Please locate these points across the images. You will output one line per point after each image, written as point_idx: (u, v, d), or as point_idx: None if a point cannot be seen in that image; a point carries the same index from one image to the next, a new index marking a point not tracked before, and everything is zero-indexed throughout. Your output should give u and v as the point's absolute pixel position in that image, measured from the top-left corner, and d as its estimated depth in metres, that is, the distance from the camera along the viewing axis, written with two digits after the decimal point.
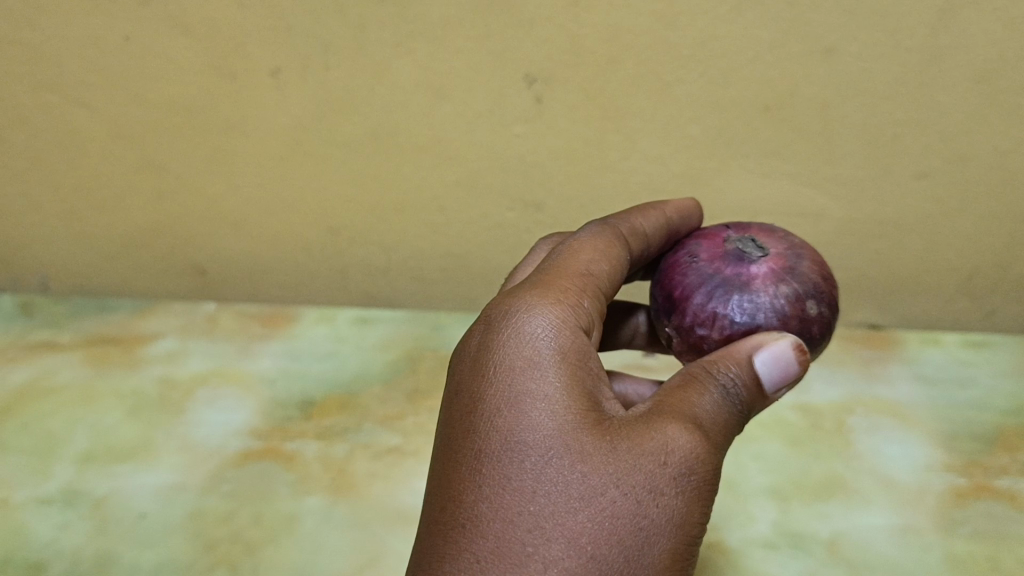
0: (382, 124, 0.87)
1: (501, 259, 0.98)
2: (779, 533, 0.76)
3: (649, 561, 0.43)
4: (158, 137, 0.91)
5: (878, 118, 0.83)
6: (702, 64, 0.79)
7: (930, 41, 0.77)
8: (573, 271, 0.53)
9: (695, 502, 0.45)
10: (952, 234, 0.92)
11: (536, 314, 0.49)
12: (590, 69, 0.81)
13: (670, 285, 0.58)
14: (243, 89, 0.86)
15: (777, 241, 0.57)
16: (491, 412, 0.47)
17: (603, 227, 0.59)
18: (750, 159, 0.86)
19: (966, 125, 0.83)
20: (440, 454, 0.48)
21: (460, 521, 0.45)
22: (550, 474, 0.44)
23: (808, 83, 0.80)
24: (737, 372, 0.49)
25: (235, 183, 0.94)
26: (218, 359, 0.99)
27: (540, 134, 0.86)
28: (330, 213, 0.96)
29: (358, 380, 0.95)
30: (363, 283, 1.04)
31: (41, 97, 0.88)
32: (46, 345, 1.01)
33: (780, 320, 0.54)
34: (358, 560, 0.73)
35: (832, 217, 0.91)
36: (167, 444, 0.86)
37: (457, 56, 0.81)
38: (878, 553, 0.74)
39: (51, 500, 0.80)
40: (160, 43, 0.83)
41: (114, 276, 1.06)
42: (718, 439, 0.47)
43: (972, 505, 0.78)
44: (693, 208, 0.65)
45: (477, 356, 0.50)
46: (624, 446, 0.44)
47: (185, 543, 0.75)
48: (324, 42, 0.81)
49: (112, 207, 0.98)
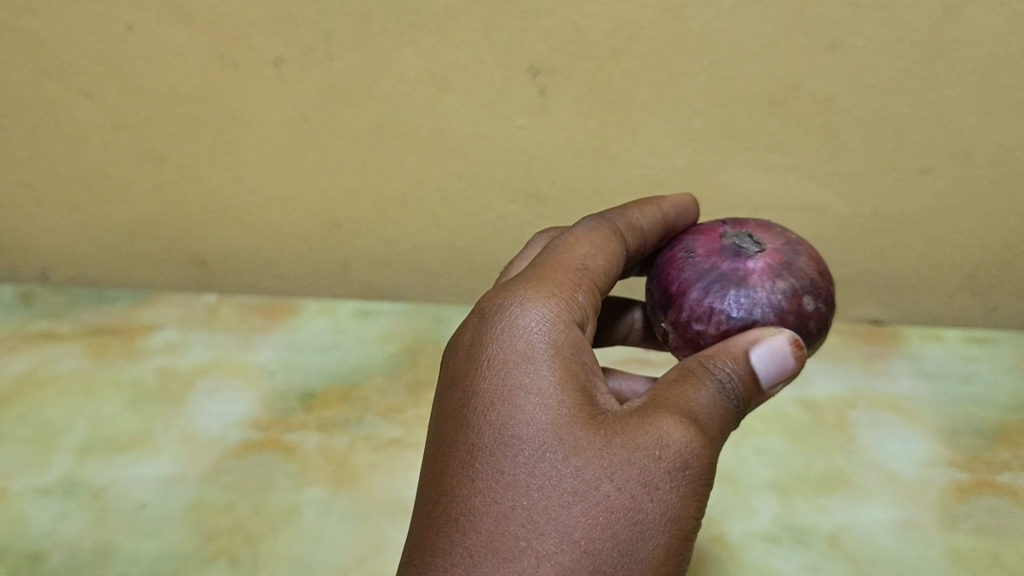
0: (383, 116, 0.87)
1: (501, 251, 0.98)
2: (779, 528, 0.75)
3: (643, 556, 0.43)
4: (159, 127, 0.91)
5: (881, 112, 0.82)
6: (706, 57, 0.79)
7: (935, 35, 0.76)
8: (568, 265, 0.53)
9: (690, 497, 0.44)
10: (954, 230, 0.91)
11: (531, 307, 0.49)
12: (593, 61, 0.80)
13: (667, 280, 0.58)
14: (245, 79, 0.85)
15: (774, 237, 0.57)
16: (485, 406, 0.47)
17: (600, 221, 0.58)
18: (753, 153, 0.86)
19: (970, 120, 0.82)
20: (434, 448, 0.48)
21: (453, 516, 0.44)
22: (543, 469, 0.44)
23: (813, 77, 0.80)
24: (733, 367, 0.48)
25: (236, 174, 0.94)
26: (218, 351, 0.98)
27: (542, 127, 0.86)
28: (331, 204, 0.96)
29: (357, 372, 0.94)
30: (364, 276, 1.04)
31: (42, 86, 0.88)
32: (45, 335, 1.01)
33: (777, 315, 0.53)
34: (358, 552, 0.73)
35: (834, 212, 0.90)
36: (166, 435, 0.86)
37: (459, 47, 0.81)
38: (879, 548, 0.73)
39: (50, 491, 0.80)
40: (162, 33, 0.83)
41: (114, 267, 1.06)
42: (714, 433, 0.47)
43: (974, 500, 0.78)
44: (690, 203, 0.65)
45: (471, 350, 0.49)
46: (618, 441, 0.44)
47: (185, 534, 0.75)
48: (326, 33, 0.81)
49: (113, 198, 0.98)
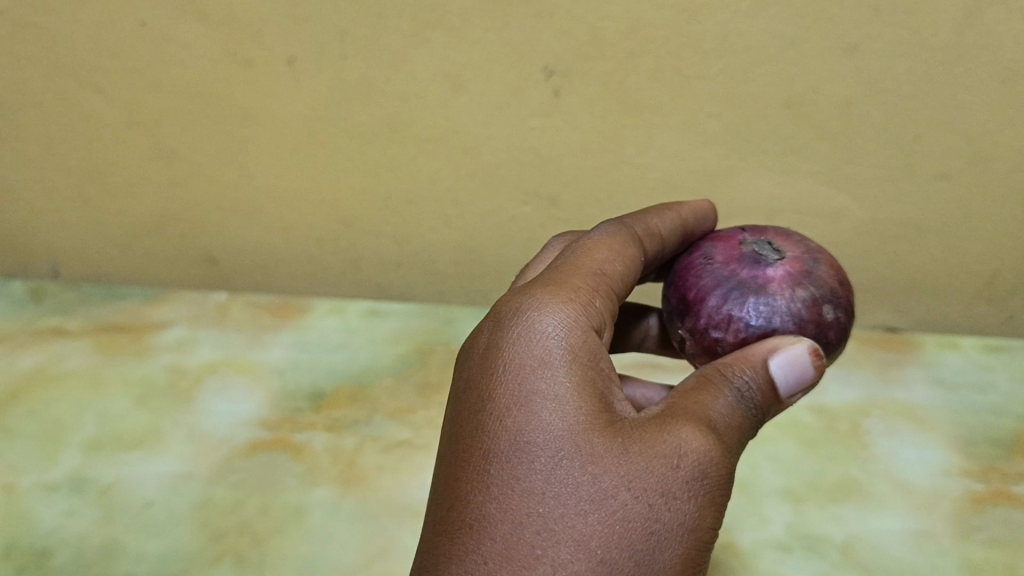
0: (397, 116, 0.86)
1: (513, 253, 0.97)
2: (792, 536, 0.75)
3: (660, 566, 0.42)
4: (170, 124, 0.90)
5: (900, 118, 0.81)
6: (723, 59, 0.78)
7: (956, 39, 0.75)
8: (585, 270, 0.52)
9: (708, 507, 0.44)
10: (972, 237, 0.90)
11: (547, 312, 0.48)
12: (609, 62, 0.80)
13: (684, 286, 0.57)
14: (258, 76, 0.85)
15: (793, 245, 0.56)
16: (501, 411, 0.46)
17: (618, 226, 0.57)
18: (769, 157, 0.85)
19: (990, 126, 0.81)
20: (448, 453, 0.47)
21: (468, 522, 0.44)
22: (560, 475, 0.43)
23: (831, 81, 0.79)
24: (751, 375, 0.48)
25: (248, 173, 0.94)
26: (228, 350, 0.98)
27: (556, 128, 0.85)
28: (343, 204, 0.95)
29: (368, 372, 0.94)
30: (375, 276, 1.03)
31: (54, 82, 0.87)
32: (54, 331, 1.01)
33: (796, 324, 0.53)
34: (366, 555, 0.73)
35: (851, 218, 0.89)
36: (175, 434, 0.86)
37: (473, 47, 0.80)
38: (893, 557, 0.72)
39: (57, 487, 0.80)
40: (174, 30, 0.82)
41: (124, 264, 1.06)
42: (732, 442, 0.46)
43: (989, 511, 0.77)
44: (709, 209, 0.64)
45: (487, 354, 0.49)
46: (635, 448, 0.43)
47: (192, 533, 0.75)
48: (340, 30, 0.80)
49: (124, 194, 0.98)
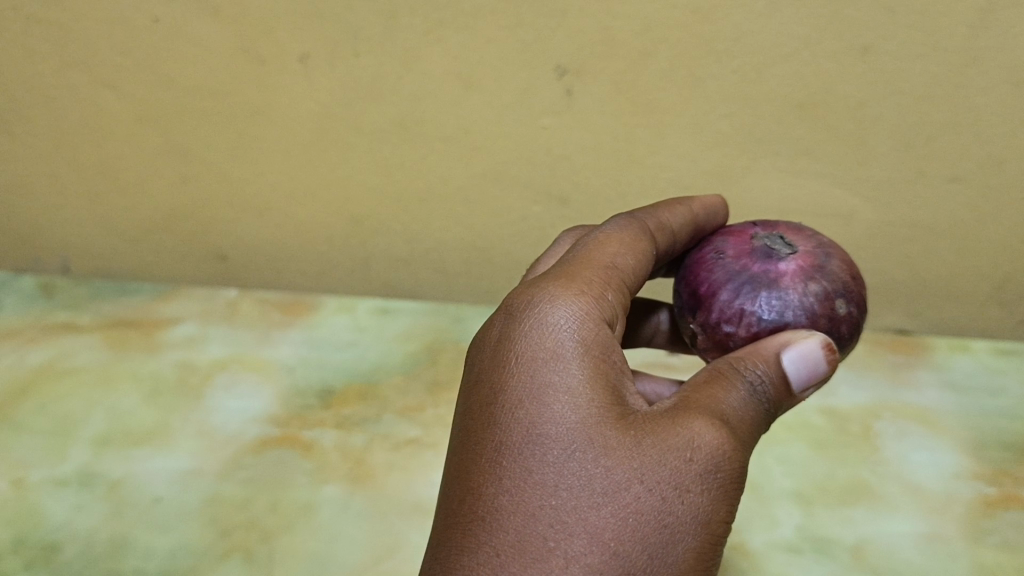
0: (409, 113, 0.86)
1: (523, 252, 0.97)
2: (803, 538, 0.74)
3: (673, 559, 0.42)
4: (183, 121, 0.91)
5: (913, 119, 0.81)
6: (737, 59, 0.78)
7: (970, 40, 0.75)
8: (597, 264, 0.52)
9: (721, 501, 0.43)
10: (984, 240, 0.90)
11: (559, 305, 0.48)
12: (621, 61, 0.80)
13: (696, 281, 0.57)
14: (271, 73, 0.85)
15: (805, 240, 0.56)
16: (513, 404, 0.46)
17: (629, 220, 0.57)
18: (782, 157, 0.85)
19: (1003, 128, 0.81)
20: (459, 446, 0.47)
21: (479, 515, 0.43)
22: (572, 468, 0.43)
23: (845, 81, 0.79)
24: (764, 369, 0.47)
25: (259, 169, 0.94)
26: (238, 347, 0.98)
27: (568, 127, 0.85)
28: (354, 202, 0.95)
29: (377, 370, 0.94)
30: (384, 274, 1.04)
31: (68, 78, 0.88)
32: (65, 327, 1.01)
33: (809, 319, 0.52)
34: (373, 553, 0.72)
35: (862, 219, 0.89)
36: (184, 429, 0.86)
37: (486, 46, 0.80)
38: (904, 561, 0.72)
39: (66, 482, 0.80)
40: (188, 27, 0.83)
41: (135, 259, 1.06)
42: (745, 436, 0.46)
43: (1001, 515, 0.76)
44: (720, 205, 0.64)
45: (498, 346, 0.48)
46: (648, 441, 0.43)
47: (201, 529, 0.75)
48: (353, 28, 0.80)
49: (136, 190, 0.98)
